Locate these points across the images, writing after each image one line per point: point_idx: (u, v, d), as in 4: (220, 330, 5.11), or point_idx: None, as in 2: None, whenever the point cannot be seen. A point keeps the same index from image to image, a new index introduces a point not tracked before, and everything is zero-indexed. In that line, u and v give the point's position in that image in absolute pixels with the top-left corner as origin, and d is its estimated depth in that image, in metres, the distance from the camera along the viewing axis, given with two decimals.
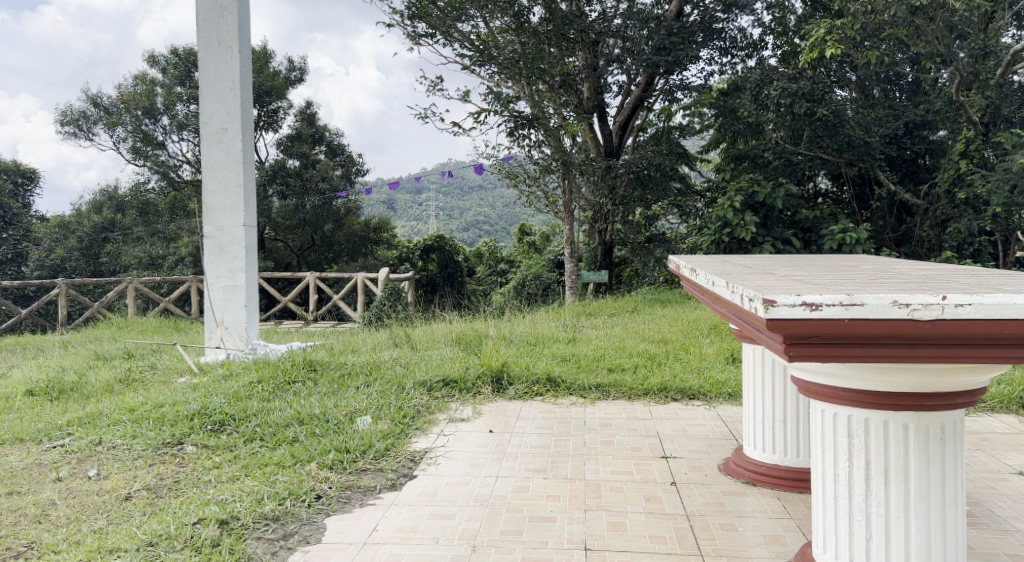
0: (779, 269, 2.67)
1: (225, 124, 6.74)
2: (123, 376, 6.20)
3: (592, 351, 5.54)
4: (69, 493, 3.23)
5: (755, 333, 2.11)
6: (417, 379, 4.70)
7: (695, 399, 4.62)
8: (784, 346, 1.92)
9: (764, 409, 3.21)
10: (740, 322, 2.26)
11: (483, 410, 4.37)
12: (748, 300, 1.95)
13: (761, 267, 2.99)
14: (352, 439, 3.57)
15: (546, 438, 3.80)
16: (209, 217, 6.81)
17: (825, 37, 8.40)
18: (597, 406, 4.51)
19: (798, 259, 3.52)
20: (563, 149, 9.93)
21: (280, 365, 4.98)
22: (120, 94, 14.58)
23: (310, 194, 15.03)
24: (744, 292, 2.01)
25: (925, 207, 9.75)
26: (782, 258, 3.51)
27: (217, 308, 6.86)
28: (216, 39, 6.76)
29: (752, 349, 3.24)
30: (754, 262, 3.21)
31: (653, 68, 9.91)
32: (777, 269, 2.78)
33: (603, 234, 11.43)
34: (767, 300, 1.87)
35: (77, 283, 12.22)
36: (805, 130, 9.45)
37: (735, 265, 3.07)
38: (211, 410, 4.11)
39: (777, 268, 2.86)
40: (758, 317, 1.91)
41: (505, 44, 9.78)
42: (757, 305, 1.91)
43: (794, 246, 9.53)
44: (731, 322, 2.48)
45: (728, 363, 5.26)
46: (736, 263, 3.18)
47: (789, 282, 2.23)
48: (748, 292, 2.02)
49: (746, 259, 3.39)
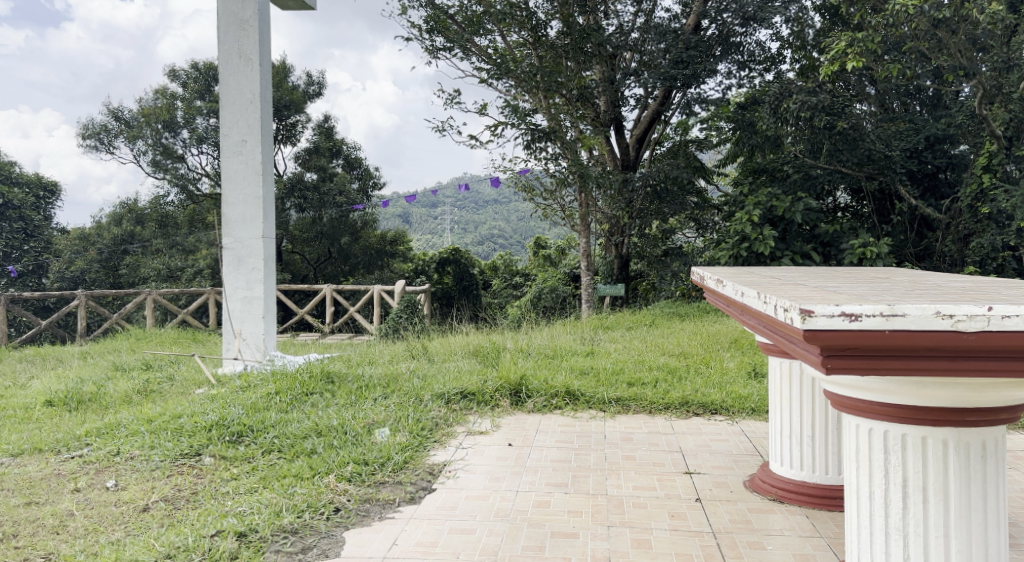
0: (806, 281, 2.63)
1: (244, 137, 6.78)
2: (141, 387, 6.21)
3: (611, 364, 5.50)
4: (87, 503, 3.21)
5: (789, 345, 2.05)
6: (434, 392, 4.66)
7: (717, 414, 4.55)
8: (821, 358, 1.87)
9: (791, 425, 3.15)
10: (771, 334, 2.22)
11: (502, 423, 4.32)
12: (783, 309, 1.90)
13: (787, 278, 2.95)
14: (370, 452, 3.54)
15: (566, 452, 3.76)
16: (229, 229, 6.84)
17: (846, 50, 8.40)
18: (618, 420, 4.45)
19: (824, 269, 3.47)
20: (580, 162, 9.86)
21: (298, 377, 4.96)
22: (141, 108, 14.75)
23: (327, 207, 15.10)
24: (778, 303, 1.96)
25: (947, 221, 9.72)
26: (811, 269, 3.47)
27: (235, 319, 6.87)
28: (237, 52, 6.81)
29: (778, 364, 3.18)
30: (780, 274, 3.15)
31: (671, 81, 9.86)
32: (803, 282, 2.75)
33: (620, 247, 11.30)
34: (804, 310, 1.82)
35: (96, 295, 12.29)
36: (825, 143, 9.43)
37: (758, 276, 3.05)
38: (229, 421, 4.08)
39: (801, 280, 2.81)
40: (794, 328, 1.86)
41: (523, 58, 9.85)
42: (794, 315, 1.86)
43: (814, 259, 9.50)
44: (759, 334, 2.45)
45: (751, 378, 5.19)
46: (762, 274, 3.14)
47: (819, 291, 2.19)
48: (781, 301, 1.97)
49: (771, 270, 3.36)
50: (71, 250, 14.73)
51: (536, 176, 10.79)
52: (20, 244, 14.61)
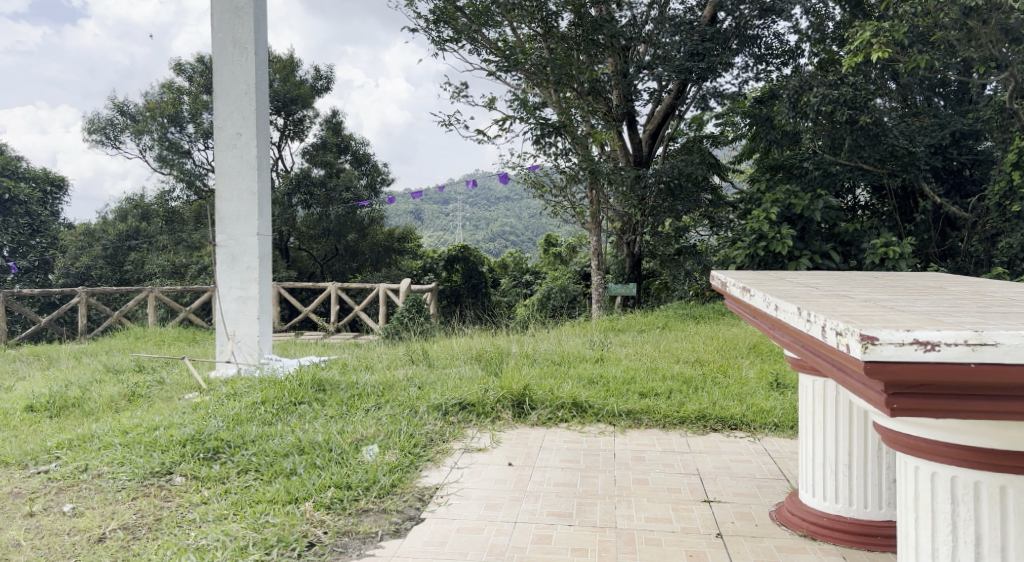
0: (851, 291, 2.29)
1: (239, 130, 6.47)
2: (128, 392, 5.93)
3: (621, 372, 5.14)
4: (40, 531, 2.91)
5: (846, 377, 1.75)
6: (431, 402, 4.33)
7: (737, 429, 4.20)
8: (884, 394, 1.59)
9: (825, 453, 2.80)
10: (822, 359, 1.90)
11: (502, 439, 3.99)
12: (837, 331, 1.62)
13: (826, 286, 2.60)
14: (355, 474, 3.21)
15: (571, 474, 3.42)
16: (222, 226, 6.54)
17: (871, 41, 8.04)
18: (628, 435, 4.11)
19: (865, 274, 3.13)
20: (591, 158, 9.49)
21: (288, 385, 4.66)
22: (146, 103, 14.52)
23: (334, 204, 14.76)
24: (829, 323, 1.68)
25: (973, 220, 9.38)
26: (850, 274, 3.12)
27: (229, 320, 6.57)
28: (232, 40, 6.49)
29: (812, 383, 2.81)
30: (817, 284, 2.80)
31: (686, 74, 9.50)
32: (846, 293, 2.40)
33: (632, 246, 10.93)
34: (866, 337, 1.54)
35: (97, 292, 12.03)
36: (846, 139, 9.04)
37: (790, 281, 2.72)
38: (207, 435, 3.76)
39: (840, 292, 2.46)
40: (853, 358, 1.58)
41: (532, 50, 9.50)
42: (851, 340, 1.58)
43: (833, 260, 9.15)
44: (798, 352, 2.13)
45: (773, 389, 4.82)
46: (794, 281, 2.79)
47: (873, 307, 1.85)
48: (830, 321, 1.69)
49: (804, 277, 3.02)
50: (75, 246, 14.56)
51: (546, 173, 10.41)
52: (25, 240, 14.42)
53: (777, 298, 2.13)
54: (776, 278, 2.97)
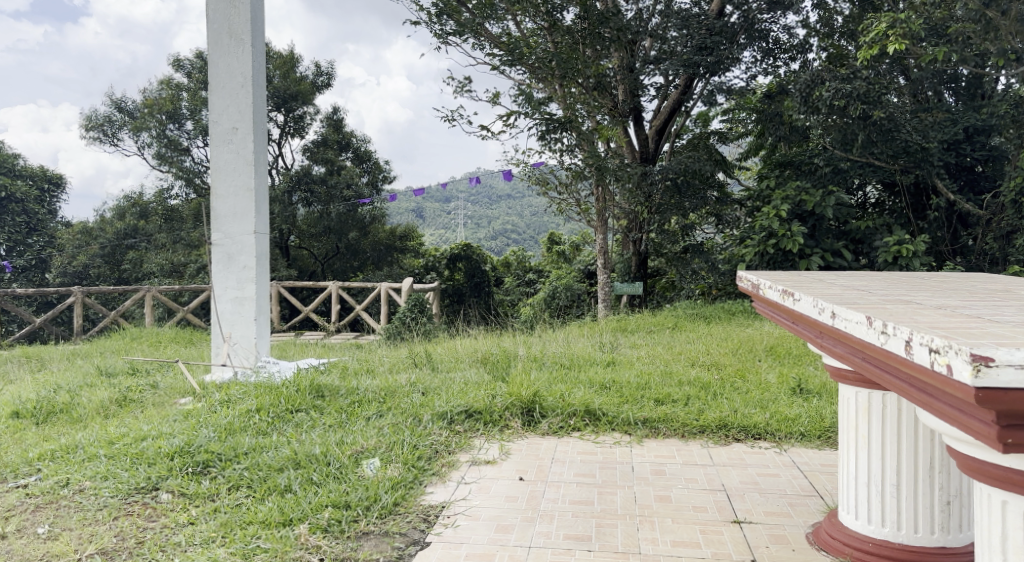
0: (910, 300, 2.07)
1: (236, 123, 6.23)
2: (119, 396, 5.70)
3: (635, 378, 4.89)
4: (11, 557, 2.70)
5: (942, 406, 1.71)
6: (436, 410, 4.09)
7: (761, 439, 4.00)
8: (996, 427, 1.57)
9: (869, 471, 2.58)
10: (903, 384, 1.84)
11: (512, 450, 3.76)
12: (936, 349, 1.62)
13: (876, 290, 2.37)
14: (354, 491, 2.98)
15: (587, 491, 3.19)
16: (217, 223, 6.29)
17: (886, 32, 7.79)
18: (646, 446, 3.89)
19: (910, 278, 2.90)
20: (598, 154, 9.26)
21: (284, 392, 4.43)
22: (145, 99, 14.28)
23: (335, 202, 14.51)
24: (923, 338, 1.67)
25: (988, 217, 9.15)
26: (894, 278, 2.89)
27: (225, 322, 6.34)
28: (227, 31, 6.24)
29: (855, 395, 2.61)
30: (863, 291, 2.58)
31: (693, 69, 9.22)
32: (902, 301, 2.17)
33: (637, 244, 10.68)
34: (980, 357, 1.54)
35: (93, 292, 11.81)
36: (859, 135, 8.74)
37: (832, 286, 2.50)
38: (196, 447, 3.51)
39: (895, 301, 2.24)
40: (963, 382, 1.57)
41: (536, 44, 9.20)
42: (958, 358, 1.57)
43: (845, 258, 8.91)
44: (861, 369, 2.04)
45: (794, 396, 4.58)
46: (836, 283, 2.57)
47: (959, 318, 1.80)
48: (919, 335, 1.70)
49: (845, 279, 2.80)
50: (72, 245, 14.33)
51: (551, 169, 10.10)
52: (22, 238, 14.20)
53: (834, 305, 2.05)
54: (813, 281, 2.75)
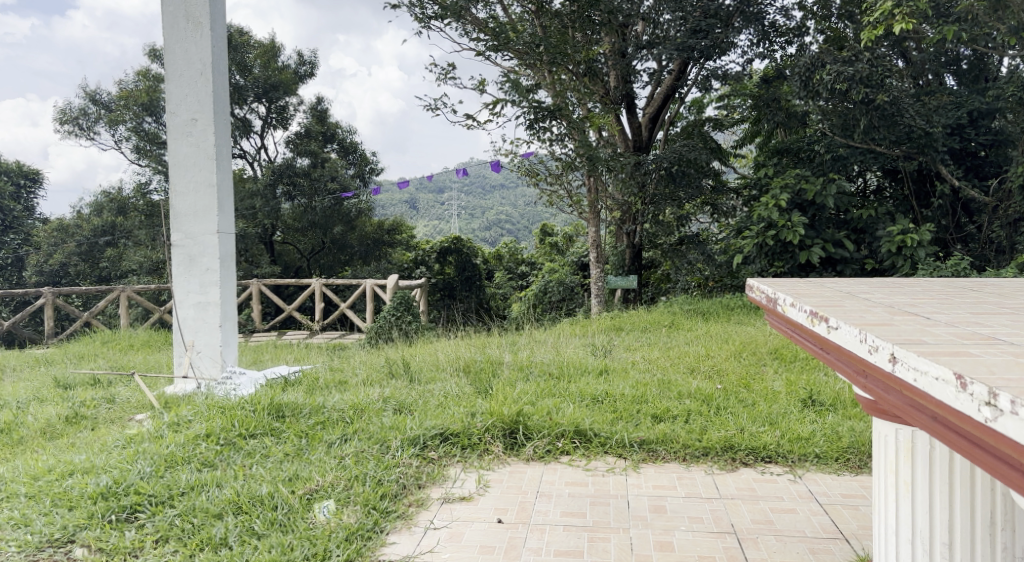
0: (975, 348, 1.67)
1: (195, 115, 5.74)
2: (69, 413, 5.21)
3: (630, 389, 4.44)
4: None
5: None
6: (406, 435, 3.62)
7: (772, 463, 3.56)
8: None
9: (914, 524, 2.19)
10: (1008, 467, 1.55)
11: (491, 482, 3.30)
12: None
13: (925, 318, 1.93)
14: (297, 550, 2.58)
15: (576, 537, 2.76)
16: (177, 223, 5.81)
17: (892, 11, 7.31)
18: (643, 474, 3.44)
19: (958, 297, 2.46)
20: (589, 143, 8.78)
21: (239, 414, 3.97)
22: (121, 91, 13.74)
23: (319, 194, 13.89)
24: None
25: (994, 204, 8.73)
26: (938, 296, 2.45)
27: (187, 329, 5.86)
28: (185, 15, 5.74)
29: (894, 434, 2.23)
30: (907, 318, 2.15)
31: (688, 53, 8.75)
32: (965, 343, 1.73)
33: (632, 236, 10.19)
34: None
35: (65, 293, 11.32)
36: (860, 120, 8.23)
37: (870, 310, 2.07)
38: (126, 487, 3.06)
39: (956, 353, 1.78)
40: None
41: (524, 29, 8.72)
42: None
43: (847, 248, 8.49)
44: (930, 425, 1.73)
45: (804, 409, 4.15)
46: (875, 305, 2.16)
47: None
48: None
49: (883, 295, 2.37)
50: (49, 243, 13.86)
51: (541, 159, 9.66)
52: None
53: (895, 346, 1.72)
54: (842, 301, 2.32)
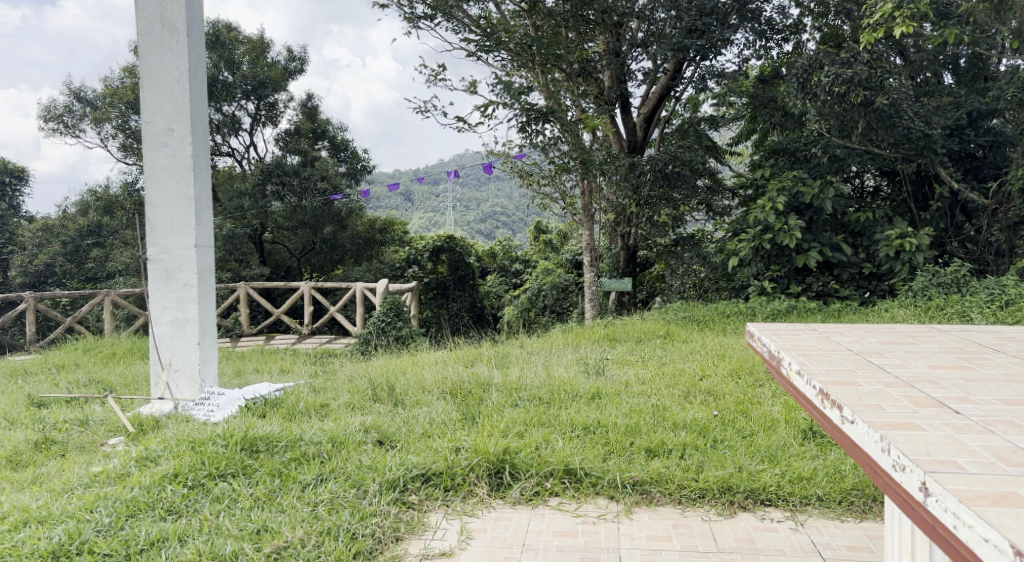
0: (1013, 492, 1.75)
1: (171, 125, 5.50)
2: (39, 437, 5.00)
3: (623, 418, 4.21)
4: None
5: None
6: (385, 478, 3.42)
7: (770, 506, 3.37)
8: None
9: None
10: None
11: (472, 532, 3.12)
12: None
13: (965, 428, 1.99)
14: None
15: None
16: (153, 237, 5.57)
17: (894, 13, 7.06)
18: (636, 521, 3.24)
19: (981, 376, 2.29)
20: (582, 147, 8.53)
21: (209, 449, 3.71)
22: (106, 88, 13.43)
23: (309, 194, 13.61)
24: None
25: (994, 207, 8.49)
26: (960, 376, 2.28)
27: (164, 347, 5.63)
28: (160, 20, 5.49)
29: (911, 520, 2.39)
30: (921, 414, 2.05)
31: (682, 53, 8.52)
32: (1018, 474, 1.81)
33: (626, 237, 9.84)
34: None
35: (47, 297, 11.06)
36: (858, 123, 8.06)
37: (895, 409, 2.07)
38: (81, 546, 2.97)
39: (985, 500, 1.75)
40: None
41: (516, 27, 8.38)
42: None
43: (845, 252, 8.30)
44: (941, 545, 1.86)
45: (805, 442, 3.97)
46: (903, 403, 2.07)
47: None
48: None
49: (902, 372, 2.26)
50: (33, 244, 13.56)
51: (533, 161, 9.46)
52: None
53: (927, 476, 1.83)
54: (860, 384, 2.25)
